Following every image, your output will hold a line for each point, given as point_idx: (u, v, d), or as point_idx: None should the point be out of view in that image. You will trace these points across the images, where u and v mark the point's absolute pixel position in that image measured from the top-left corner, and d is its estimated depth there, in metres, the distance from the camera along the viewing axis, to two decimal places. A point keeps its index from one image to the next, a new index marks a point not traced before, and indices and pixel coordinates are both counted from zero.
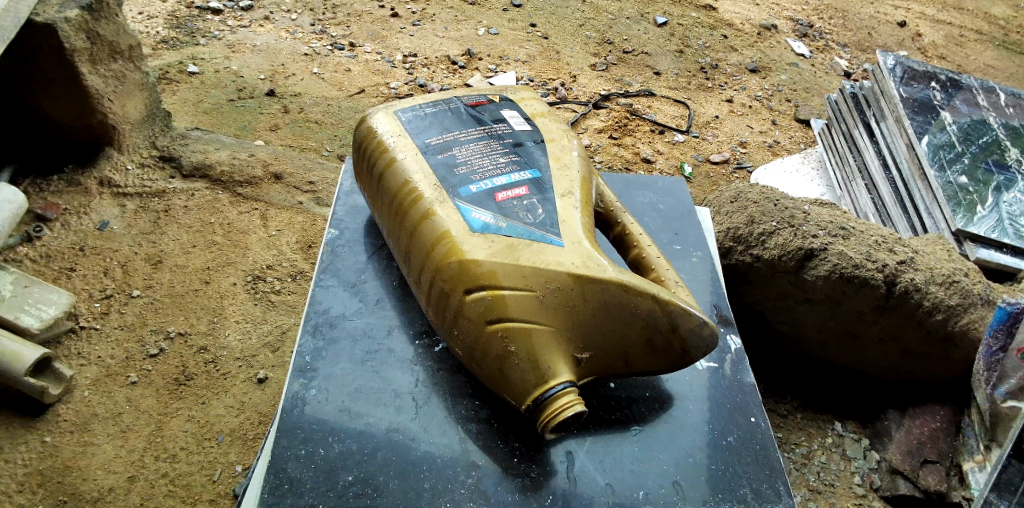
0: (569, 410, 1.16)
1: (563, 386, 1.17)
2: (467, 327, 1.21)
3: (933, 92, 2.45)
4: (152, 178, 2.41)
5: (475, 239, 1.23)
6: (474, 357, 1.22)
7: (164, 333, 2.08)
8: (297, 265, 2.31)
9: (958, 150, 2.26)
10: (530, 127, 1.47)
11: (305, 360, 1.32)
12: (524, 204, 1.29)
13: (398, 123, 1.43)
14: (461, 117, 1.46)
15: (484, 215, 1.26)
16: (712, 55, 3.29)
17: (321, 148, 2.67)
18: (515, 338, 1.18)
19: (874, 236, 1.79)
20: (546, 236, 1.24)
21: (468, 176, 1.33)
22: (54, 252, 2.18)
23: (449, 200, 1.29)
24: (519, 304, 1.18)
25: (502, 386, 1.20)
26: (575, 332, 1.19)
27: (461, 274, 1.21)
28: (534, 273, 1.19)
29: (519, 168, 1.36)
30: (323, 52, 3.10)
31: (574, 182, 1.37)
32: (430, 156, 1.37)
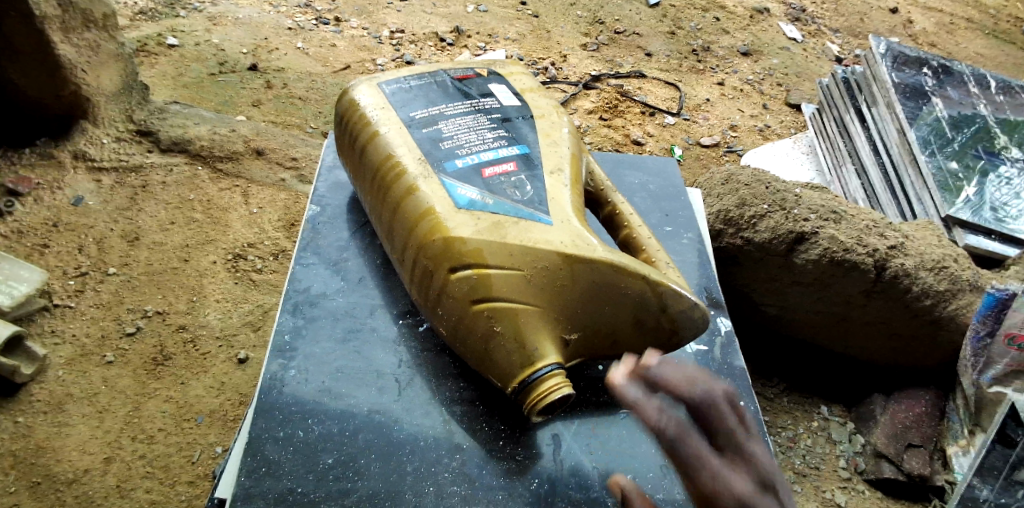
0: (557, 392, 1.13)
1: (550, 368, 1.13)
2: (452, 306, 1.18)
3: (924, 78, 2.43)
4: (129, 152, 2.35)
5: (461, 216, 1.20)
6: (459, 336, 1.19)
7: (141, 311, 2.03)
8: (280, 244, 2.26)
9: (948, 136, 2.24)
10: (518, 102, 1.43)
11: (285, 339, 1.28)
12: (511, 181, 1.25)
13: (382, 95, 1.39)
14: (447, 90, 1.42)
15: (470, 191, 1.23)
16: (703, 38, 3.25)
17: (305, 125, 2.62)
18: (501, 318, 1.14)
19: (865, 220, 1.77)
20: (533, 214, 1.21)
21: (454, 151, 1.30)
22: (27, 227, 2.12)
23: (434, 175, 1.25)
24: (505, 284, 1.14)
25: (488, 366, 1.17)
26: (563, 313, 1.16)
27: (446, 251, 1.17)
28: (521, 251, 1.15)
29: (506, 143, 1.32)
30: (307, 27, 3.03)
31: (563, 158, 1.33)
32: (414, 130, 1.33)
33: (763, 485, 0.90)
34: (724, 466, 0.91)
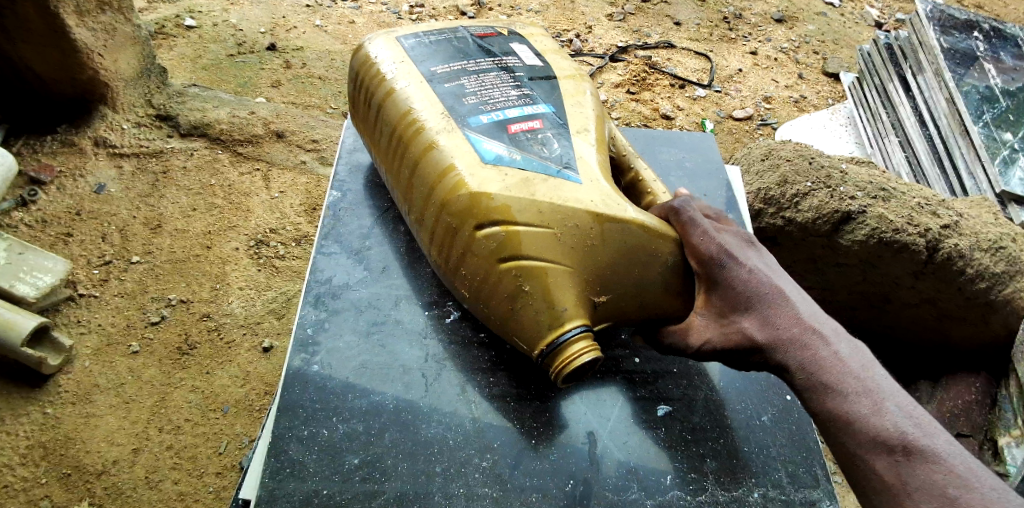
0: (584, 356, 1.09)
1: (578, 330, 1.09)
2: (475, 265, 1.13)
3: (975, 42, 2.29)
4: (150, 138, 2.31)
5: (487, 171, 1.14)
6: (481, 296, 1.14)
7: (165, 300, 2.00)
8: (302, 229, 2.22)
9: (1003, 105, 2.11)
10: (542, 63, 1.35)
11: (307, 333, 1.24)
12: (539, 138, 1.19)
13: (402, 49, 1.32)
14: (468, 47, 1.35)
15: (496, 147, 1.16)
16: (735, 4, 3.12)
17: (325, 105, 2.56)
18: (529, 276, 1.09)
19: (915, 198, 1.67)
20: (562, 171, 1.15)
21: (478, 106, 1.23)
22: (50, 216, 2.10)
23: (458, 130, 1.19)
24: (534, 242, 1.09)
25: (513, 327, 1.13)
26: (591, 274, 1.11)
27: (471, 208, 1.11)
28: (551, 209, 1.10)
29: (532, 101, 1.26)
30: (325, 3, 2.95)
31: (590, 118, 1.26)
32: (436, 84, 1.26)
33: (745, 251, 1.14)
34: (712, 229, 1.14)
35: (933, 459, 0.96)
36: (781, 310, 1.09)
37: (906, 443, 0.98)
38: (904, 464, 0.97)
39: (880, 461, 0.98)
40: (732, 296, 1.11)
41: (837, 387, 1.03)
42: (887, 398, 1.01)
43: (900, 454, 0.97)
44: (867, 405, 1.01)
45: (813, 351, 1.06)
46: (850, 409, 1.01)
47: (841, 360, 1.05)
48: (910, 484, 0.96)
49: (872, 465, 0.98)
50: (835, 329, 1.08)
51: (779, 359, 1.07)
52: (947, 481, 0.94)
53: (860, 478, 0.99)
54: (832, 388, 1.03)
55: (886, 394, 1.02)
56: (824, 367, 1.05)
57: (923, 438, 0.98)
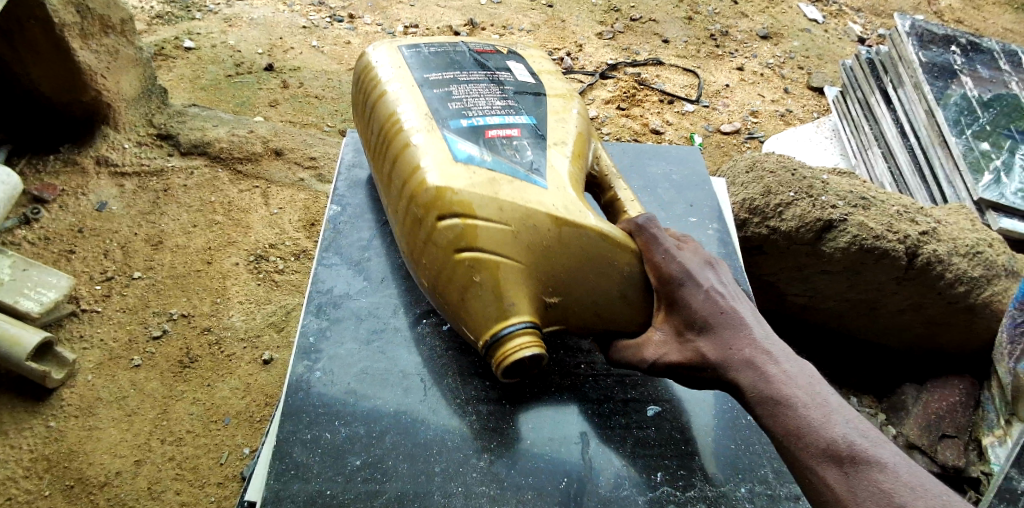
0: (525, 351, 1.12)
1: (522, 325, 1.13)
2: (435, 256, 1.17)
3: (952, 56, 2.37)
4: (151, 156, 2.36)
5: (457, 168, 1.19)
6: (439, 287, 1.18)
7: (167, 315, 2.04)
8: (300, 244, 2.26)
9: (980, 116, 2.19)
10: (533, 81, 1.40)
11: (309, 341, 1.28)
12: (512, 144, 1.24)
13: (401, 57, 1.39)
14: (465, 60, 1.41)
15: (469, 147, 1.22)
16: (721, 22, 3.20)
17: (322, 123, 2.62)
18: (483, 269, 1.14)
19: (894, 206, 1.73)
20: (529, 176, 1.20)
21: (461, 111, 1.28)
22: (53, 234, 2.14)
23: (437, 129, 1.24)
24: (491, 236, 1.13)
25: (464, 318, 1.17)
26: (545, 274, 1.15)
27: (436, 199, 1.16)
28: (512, 208, 1.15)
29: (515, 112, 1.31)
30: (322, 25, 3.01)
31: (569, 134, 1.32)
32: (426, 89, 1.32)
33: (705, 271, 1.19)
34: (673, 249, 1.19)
35: (880, 468, 0.99)
36: (736, 328, 1.13)
37: (854, 453, 1.01)
38: (852, 474, 1.00)
39: (828, 472, 1.01)
40: (689, 314, 1.15)
41: (787, 401, 1.07)
42: (836, 412, 1.05)
43: (849, 465, 1.00)
44: (817, 418, 1.04)
45: (763, 366, 1.10)
46: (800, 422, 1.05)
47: (791, 376, 1.09)
48: (860, 494, 0.98)
49: (822, 477, 1.01)
50: (786, 349, 1.12)
51: (729, 376, 1.12)
52: (893, 489, 0.97)
53: (812, 491, 1.02)
54: (782, 402, 1.07)
55: (834, 408, 1.05)
56: (774, 381, 1.08)
57: (870, 449, 1.01)
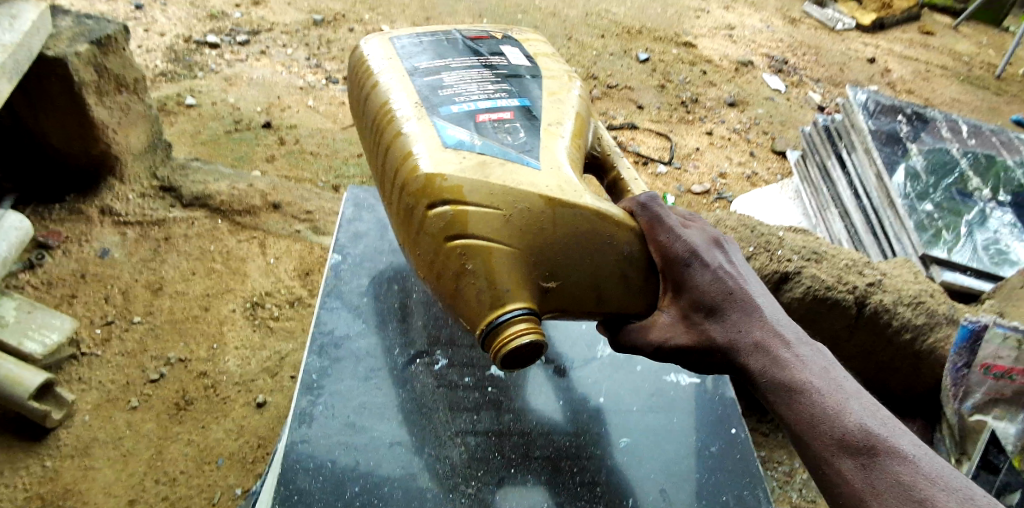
0: (523, 338, 1.18)
1: (519, 312, 1.19)
2: (428, 243, 1.23)
3: (900, 125, 2.60)
4: (153, 207, 2.48)
5: (447, 153, 1.26)
6: (433, 274, 1.24)
7: (164, 359, 2.14)
8: (295, 292, 2.38)
9: (925, 181, 2.40)
10: (527, 63, 1.52)
11: (312, 378, 1.39)
12: (504, 127, 1.33)
13: (393, 48, 1.50)
14: (458, 47, 1.53)
15: (459, 133, 1.30)
16: (692, 90, 3.43)
17: (316, 179, 2.75)
18: (475, 255, 1.20)
19: (843, 259, 1.91)
20: (522, 157, 1.27)
21: (451, 98, 1.38)
22: (56, 279, 2.25)
23: (427, 117, 1.33)
24: (481, 221, 1.19)
25: (458, 305, 1.22)
26: (538, 256, 1.22)
27: (426, 188, 1.23)
28: (502, 190, 1.21)
29: (506, 95, 1.41)
30: (318, 86, 3.18)
31: (564, 114, 1.42)
32: (416, 78, 1.43)
33: (712, 252, 1.26)
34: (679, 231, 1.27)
35: (899, 459, 1.03)
36: (745, 313, 1.20)
37: (870, 444, 1.05)
38: (868, 464, 1.04)
39: (843, 461, 1.05)
40: (697, 297, 1.23)
41: (800, 388, 1.12)
42: (849, 400, 1.10)
43: (864, 456, 1.05)
44: (830, 406, 1.09)
45: (775, 352, 1.16)
46: (814, 409, 1.10)
47: (803, 362, 1.15)
48: (876, 484, 1.02)
49: (838, 467, 1.06)
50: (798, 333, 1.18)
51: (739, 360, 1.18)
52: (913, 481, 1.01)
53: (827, 481, 1.07)
54: (794, 387, 1.12)
55: (848, 395, 1.10)
56: (785, 366, 1.15)
57: (888, 440, 1.05)
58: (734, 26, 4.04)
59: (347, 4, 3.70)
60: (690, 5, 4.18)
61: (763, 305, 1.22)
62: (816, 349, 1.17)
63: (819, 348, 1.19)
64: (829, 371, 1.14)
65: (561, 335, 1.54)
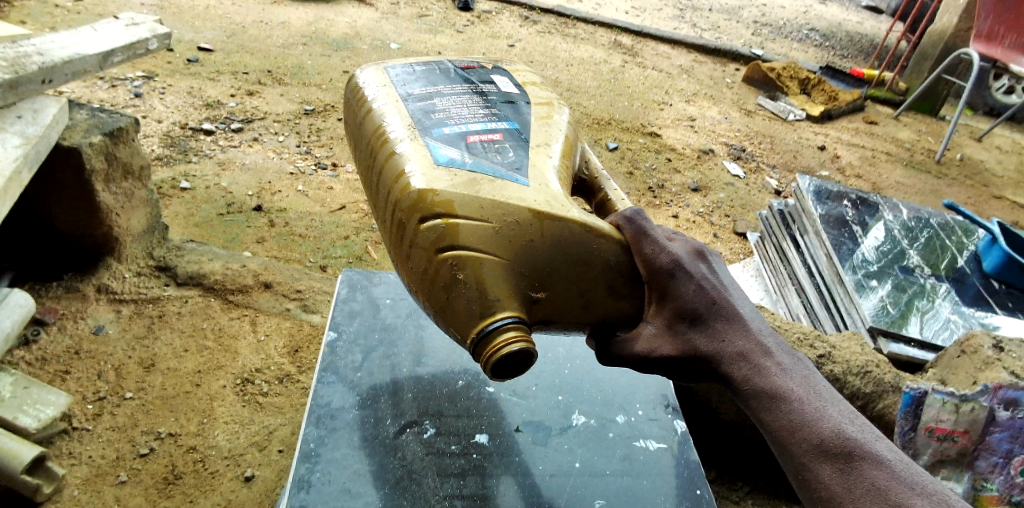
0: (514, 345, 1.32)
1: (509, 320, 1.34)
2: (421, 255, 1.38)
3: (845, 209, 2.89)
4: (148, 286, 2.59)
5: (438, 171, 1.40)
6: (425, 284, 1.38)
7: (154, 433, 2.21)
8: (284, 368, 2.45)
9: (870, 260, 2.65)
10: (516, 91, 1.69)
11: (310, 447, 1.52)
12: (494, 147, 1.49)
13: (387, 76, 1.66)
14: (449, 76, 1.69)
15: (451, 152, 1.45)
16: (658, 176, 3.66)
17: (304, 259, 2.89)
18: (465, 265, 1.34)
19: (796, 333, 2.12)
20: (512, 175, 1.43)
21: (443, 121, 1.53)
22: (50, 355, 2.32)
23: (420, 137, 1.48)
24: (470, 233, 1.35)
25: (448, 313, 1.37)
26: (524, 265, 1.37)
27: (419, 202, 1.37)
28: (492, 205, 1.36)
29: (495, 119, 1.57)
30: (307, 171, 3.37)
31: (551, 136, 1.59)
32: (409, 103, 1.58)
33: (696, 266, 1.45)
34: (666, 247, 1.45)
35: (875, 464, 1.27)
36: (729, 328, 1.43)
37: (845, 449, 1.28)
38: (843, 466, 1.28)
39: (824, 465, 1.29)
40: (686, 311, 1.43)
41: (782, 399, 1.35)
42: (826, 409, 1.33)
43: (843, 460, 1.28)
44: (808, 415, 1.33)
45: (757, 363, 1.39)
46: (794, 418, 1.33)
47: (783, 374, 1.38)
48: (850, 483, 1.27)
49: (818, 471, 1.29)
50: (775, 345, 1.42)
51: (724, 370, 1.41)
52: (883, 482, 1.25)
53: (808, 482, 1.31)
54: (776, 397, 1.36)
55: (824, 404, 1.34)
56: (768, 379, 1.37)
57: (860, 445, 1.28)
58: (695, 117, 4.35)
59: (336, 96, 3.96)
60: (654, 97, 4.49)
61: (744, 318, 1.44)
62: (792, 358, 1.41)
63: (794, 358, 1.42)
64: (806, 380, 1.38)
65: (538, 405, 1.68)
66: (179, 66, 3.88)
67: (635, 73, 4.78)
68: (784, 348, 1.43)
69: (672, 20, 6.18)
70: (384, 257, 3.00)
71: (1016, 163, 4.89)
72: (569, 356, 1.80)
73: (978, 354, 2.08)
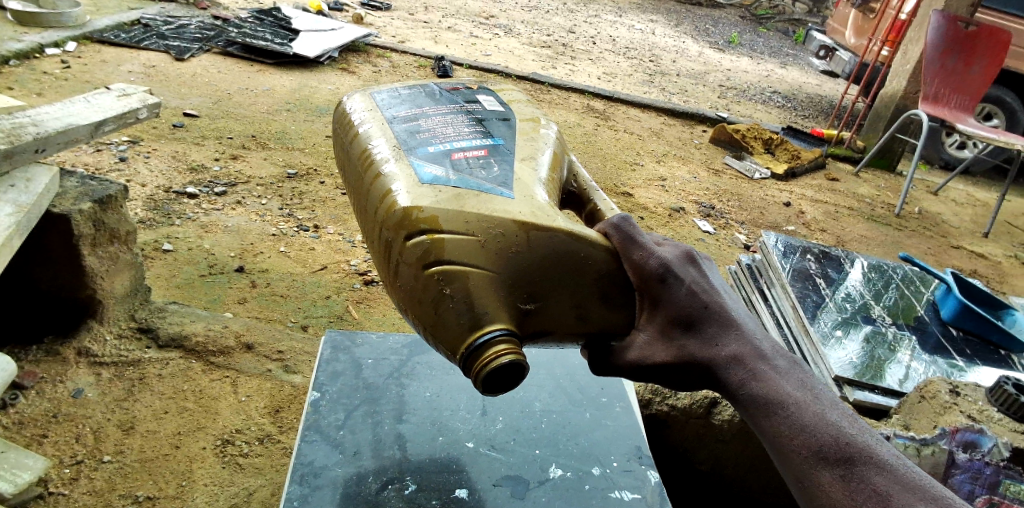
0: (505, 357, 1.32)
1: (500, 333, 1.34)
2: (408, 272, 1.39)
3: (809, 263, 3.03)
4: (129, 348, 2.55)
5: (423, 188, 1.42)
6: (414, 301, 1.40)
7: (132, 497, 2.13)
8: (264, 429, 2.39)
9: (833, 311, 2.77)
10: (500, 109, 1.71)
11: (293, 504, 1.56)
12: (479, 163, 1.50)
13: (373, 101, 1.68)
14: (435, 97, 1.71)
15: (435, 169, 1.46)
16: None
17: (285, 319, 2.92)
18: (452, 279, 1.36)
19: None
20: (496, 189, 1.45)
21: (428, 140, 1.55)
22: (27, 418, 2.25)
23: (405, 158, 1.50)
24: (456, 247, 1.36)
25: (436, 328, 1.37)
26: (513, 277, 1.38)
27: (405, 220, 1.40)
28: (476, 219, 1.38)
29: (480, 136, 1.58)
30: (290, 233, 3.43)
31: (537, 150, 1.62)
32: (395, 125, 1.60)
33: (688, 270, 1.44)
34: (656, 252, 1.44)
35: (877, 469, 1.22)
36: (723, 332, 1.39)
37: (845, 455, 1.24)
38: (844, 472, 1.23)
39: (825, 472, 1.24)
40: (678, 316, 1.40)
41: (779, 405, 1.31)
42: (826, 413, 1.29)
43: (843, 467, 1.24)
44: (807, 420, 1.28)
45: (753, 367, 1.35)
46: (791, 424, 1.29)
47: (780, 378, 1.35)
48: (853, 490, 1.22)
49: (818, 478, 1.24)
50: (770, 349, 1.39)
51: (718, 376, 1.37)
52: (885, 486, 1.21)
53: (810, 492, 1.25)
54: (774, 402, 1.31)
55: (822, 408, 1.30)
56: (763, 384, 1.33)
57: (862, 450, 1.24)
58: (666, 177, 4.50)
59: (317, 160, 4.08)
60: (626, 159, 4.65)
61: (739, 324, 1.41)
62: (787, 364, 1.38)
63: (790, 362, 1.38)
64: (803, 384, 1.34)
65: (517, 458, 1.73)
66: (163, 132, 3.97)
67: (607, 136, 4.95)
68: (780, 352, 1.40)
69: (643, 85, 6.43)
70: (364, 315, 3.05)
71: (972, 215, 5.09)
72: (546, 411, 1.86)
73: (938, 399, 2.21)
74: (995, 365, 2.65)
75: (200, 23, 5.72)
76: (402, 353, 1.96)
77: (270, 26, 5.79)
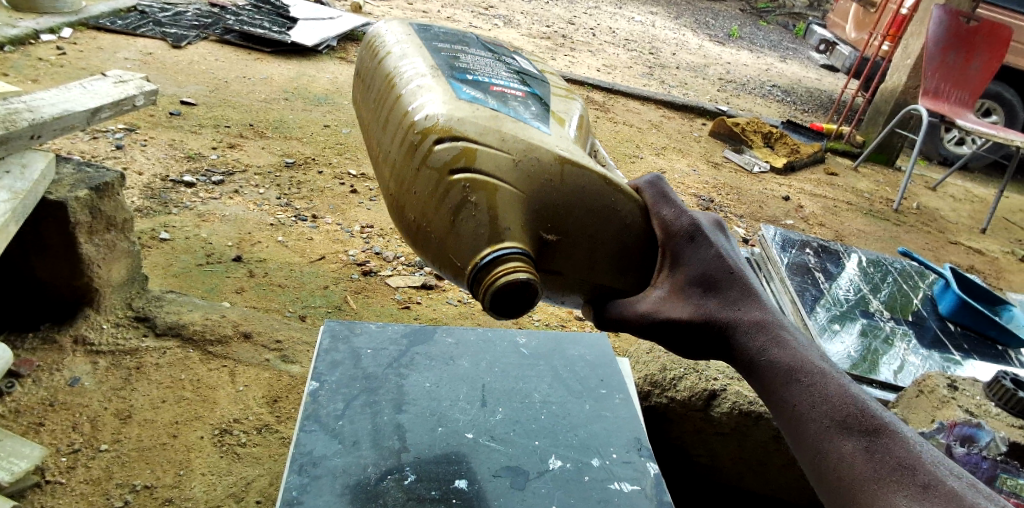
0: (520, 274, 1.25)
1: (515, 253, 1.28)
2: (431, 175, 1.32)
3: (808, 256, 3.05)
4: (127, 336, 2.54)
5: (461, 103, 1.35)
6: (428, 207, 1.33)
7: (129, 486, 2.12)
8: (262, 418, 2.39)
9: (830, 303, 2.79)
10: (537, 68, 1.65)
11: (293, 494, 1.56)
12: (518, 99, 1.43)
13: (410, 26, 1.60)
14: (473, 39, 1.64)
15: (473, 92, 1.39)
16: None
17: (283, 309, 2.91)
18: (478, 189, 1.29)
19: None
20: (535, 122, 1.38)
21: (468, 66, 1.46)
22: (24, 407, 2.25)
23: (443, 76, 1.42)
24: (489, 160, 1.30)
25: (450, 237, 1.31)
26: (540, 203, 1.33)
27: (440, 124, 1.32)
28: (514, 140, 1.32)
29: (519, 79, 1.51)
30: (288, 223, 3.42)
31: (572, 109, 1.55)
32: (433, 47, 1.52)
33: (717, 234, 1.44)
34: (687, 212, 1.43)
35: (899, 443, 1.22)
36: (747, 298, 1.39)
37: (869, 425, 1.23)
38: (866, 442, 1.22)
39: (847, 442, 1.23)
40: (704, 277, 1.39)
41: (802, 373, 1.30)
42: (848, 385, 1.29)
43: (867, 439, 1.23)
44: (831, 390, 1.27)
45: (775, 334, 1.35)
46: (814, 391, 1.27)
47: (802, 349, 1.34)
48: (876, 462, 1.21)
49: (841, 447, 1.23)
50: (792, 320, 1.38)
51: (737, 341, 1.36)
52: (908, 459, 1.20)
53: (830, 462, 1.23)
54: (797, 370, 1.30)
55: (844, 380, 1.29)
56: (786, 351, 1.33)
57: (886, 424, 1.24)
58: (665, 170, 4.50)
59: (315, 149, 4.06)
60: (626, 151, 4.64)
61: (761, 293, 1.41)
62: (806, 338, 1.38)
63: (809, 338, 1.38)
64: (823, 358, 1.34)
65: (518, 449, 1.73)
66: (161, 120, 3.94)
67: (607, 128, 4.94)
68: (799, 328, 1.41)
69: (642, 78, 6.41)
70: (362, 305, 3.04)
71: (970, 210, 5.10)
72: (545, 402, 1.86)
73: (935, 393, 2.23)
74: (992, 360, 2.66)
75: (197, 10, 5.68)
76: (401, 344, 1.96)
77: (268, 14, 5.75)
